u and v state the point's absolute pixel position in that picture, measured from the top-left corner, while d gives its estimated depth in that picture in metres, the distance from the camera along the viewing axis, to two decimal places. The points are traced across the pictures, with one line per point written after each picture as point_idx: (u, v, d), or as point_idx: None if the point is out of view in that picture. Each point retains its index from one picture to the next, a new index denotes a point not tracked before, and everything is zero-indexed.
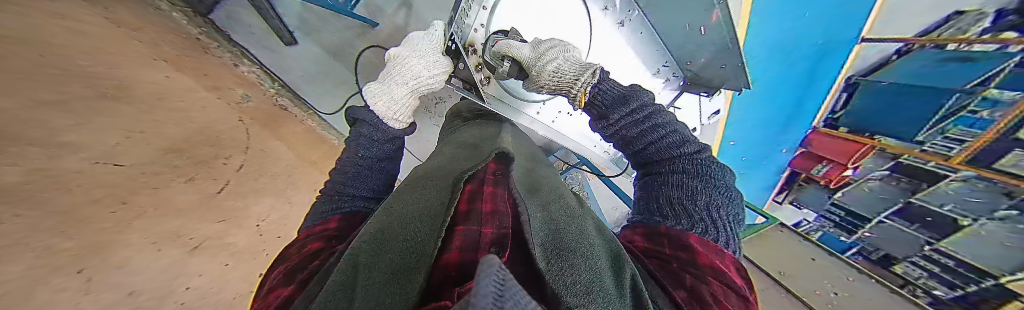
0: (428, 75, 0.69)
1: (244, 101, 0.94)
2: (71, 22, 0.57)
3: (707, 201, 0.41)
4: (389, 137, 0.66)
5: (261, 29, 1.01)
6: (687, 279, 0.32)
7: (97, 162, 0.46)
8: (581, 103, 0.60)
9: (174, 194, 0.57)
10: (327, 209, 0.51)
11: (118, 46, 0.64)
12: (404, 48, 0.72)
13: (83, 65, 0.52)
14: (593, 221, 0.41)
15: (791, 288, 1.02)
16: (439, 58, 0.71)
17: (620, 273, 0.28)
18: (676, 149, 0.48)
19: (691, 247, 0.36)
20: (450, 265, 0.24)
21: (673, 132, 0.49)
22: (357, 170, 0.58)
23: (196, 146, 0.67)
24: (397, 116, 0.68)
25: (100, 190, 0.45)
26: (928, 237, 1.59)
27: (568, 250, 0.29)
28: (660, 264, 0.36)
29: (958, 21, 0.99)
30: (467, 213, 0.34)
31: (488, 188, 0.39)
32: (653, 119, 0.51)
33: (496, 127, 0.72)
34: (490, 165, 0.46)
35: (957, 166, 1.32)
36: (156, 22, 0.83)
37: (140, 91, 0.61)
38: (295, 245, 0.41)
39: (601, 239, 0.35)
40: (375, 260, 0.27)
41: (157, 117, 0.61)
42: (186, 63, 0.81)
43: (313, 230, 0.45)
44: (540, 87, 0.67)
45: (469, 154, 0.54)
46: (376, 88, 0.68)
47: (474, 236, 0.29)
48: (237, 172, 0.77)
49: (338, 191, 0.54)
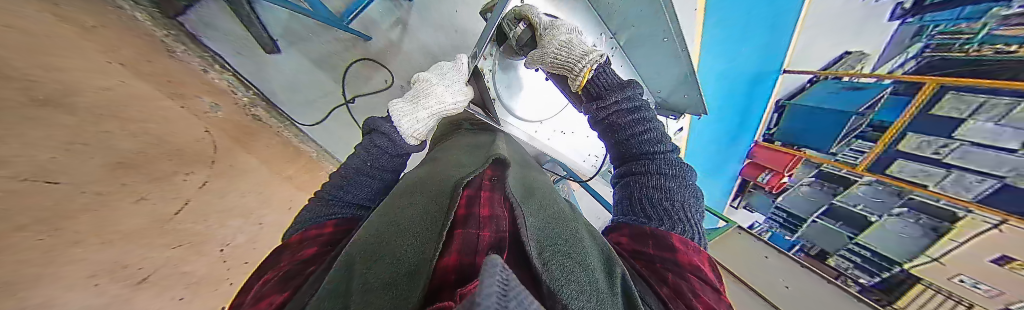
0: (452, 100, 0.70)
1: (213, 111, 0.85)
2: (9, 17, 0.50)
3: (681, 201, 0.42)
4: (398, 153, 0.62)
5: (239, 36, 0.93)
6: (670, 276, 0.32)
7: (26, 180, 0.41)
8: (582, 83, 0.58)
9: (121, 217, 0.52)
10: (320, 214, 0.47)
11: (64, 47, 0.56)
12: (432, 74, 0.72)
13: (16, 67, 0.46)
14: (585, 224, 0.40)
15: (757, 288, 1.15)
16: (464, 87, 0.72)
17: (612, 272, 0.26)
18: (653, 146, 0.48)
19: (673, 248, 0.35)
20: (449, 267, 0.23)
21: (651, 129, 0.50)
22: (358, 177, 0.54)
23: (153, 161, 0.61)
24: (412, 131, 0.65)
25: (22, 216, 0.39)
26: (850, 232, 1.94)
27: (558, 252, 0.27)
28: (645, 265, 0.35)
29: (846, 60, 1.32)
30: (465, 216, 0.33)
31: (485, 192, 0.39)
32: (641, 112, 0.52)
33: (480, 136, 0.68)
34: (487, 170, 0.46)
35: (861, 172, 1.66)
36: (111, 20, 0.74)
37: (86, 99, 0.54)
38: (287, 252, 0.37)
39: (590, 236, 0.34)
40: (370, 265, 0.25)
41: (104, 128, 0.55)
42: (147, 69, 0.73)
43: (309, 233, 0.41)
44: (544, 66, 0.66)
45: (465, 159, 0.53)
46: (402, 107, 0.66)
47: (473, 237, 0.28)
48: (201, 190, 0.69)
49: (333, 196, 0.50)
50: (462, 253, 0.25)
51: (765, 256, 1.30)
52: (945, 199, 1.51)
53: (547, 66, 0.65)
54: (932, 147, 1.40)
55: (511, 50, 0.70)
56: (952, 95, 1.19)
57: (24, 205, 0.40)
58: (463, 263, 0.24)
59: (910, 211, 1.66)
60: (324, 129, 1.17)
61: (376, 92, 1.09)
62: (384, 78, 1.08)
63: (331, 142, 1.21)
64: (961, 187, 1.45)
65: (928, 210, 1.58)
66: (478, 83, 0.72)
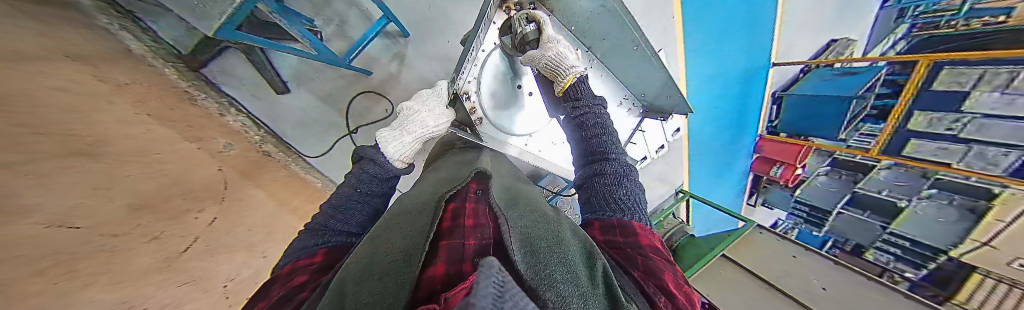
0: (434, 123, 0.73)
1: (226, 150, 0.91)
2: (58, 81, 0.58)
3: (637, 197, 0.45)
4: (388, 176, 0.63)
5: (254, 81, 1.04)
6: (639, 260, 0.32)
7: (49, 226, 0.44)
8: (564, 89, 0.64)
9: (132, 257, 0.54)
10: (310, 244, 0.47)
11: (101, 103, 0.63)
12: (414, 102, 0.76)
13: (55, 124, 0.52)
14: (569, 223, 0.39)
15: (793, 295, 1.01)
16: (445, 110, 0.76)
17: (591, 267, 0.27)
18: (614, 147, 0.52)
19: (636, 234, 0.37)
20: (436, 277, 0.23)
21: (612, 133, 0.55)
22: (349, 204, 0.55)
23: (168, 201, 0.65)
24: (399, 155, 0.66)
25: (44, 261, 0.42)
26: (881, 222, 1.79)
27: (544, 252, 0.28)
28: (617, 252, 0.34)
29: (835, 47, 1.50)
30: (451, 228, 0.34)
31: (470, 204, 0.40)
32: (605, 118, 0.57)
33: (468, 152, 0.71)
34: (472, 184, 0.47)
35: (878, 157, 1.61)
36: (145, 76, 0.84)
37: (114, 148, 0.60)
38: (278, 282, 0.36)
39: (573, 234, 0.35)
40: (361, 282, 0.25)
41: (127, 172, 0.60)
42: (170, 117, 0.80)
43: (298, 263, 0.41)
44: (533, 67, 0.69)
45: (450, 176, 0.55)
46: (388, 134, 0.68)
47: (457, 246, 0.29)
48: (209, 226, 0.72)
49: (323, 225, 0.50)
50: (449, 262, 0.26)
51: (792, 256, 1.21)
52: (976, 176, 1.43)
53: (538, 68, 0.67)
54: (943, 123, 1.39)
55: (514, 49, 0.73)
56: (948, 70, 1.29)
57: (48, 250, 0.43)
58: (450, 272, 0.25)
59: (941, 192, 1.55)
60: (328, 160, 1.21)
61: (377, 121, 1.15)
62: (385, 108, 1.15)
63: (334, 172, 1.24)
64: (985, 162, 1.39)
65: (956, 188, 1.50)
66: (458, 106, 0.76)
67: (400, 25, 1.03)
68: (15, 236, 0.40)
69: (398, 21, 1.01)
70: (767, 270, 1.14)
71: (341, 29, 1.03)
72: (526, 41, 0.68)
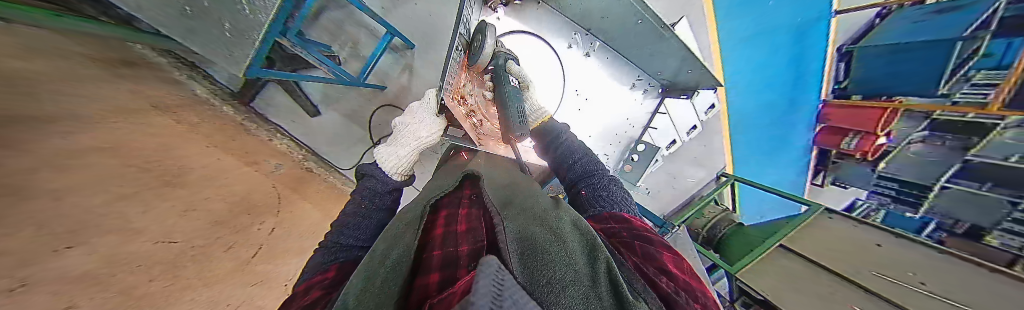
0: (427, 133, 0.74)
1: (276, 170, 1.07)
2: (155, 128, 0.73)
3: (619, 195, 0.57)
4: (388, 189, 0.67)
5: (289, 105, 1.18)
6: (638, 247, 0.36)
7: (158, 241, 0.58)
8: (536, 125, 0.79)
9: (214, 264, 0.69)
10: (324, 261, 0.49)
11: (182, 141, 0.78)
12: (404, 118, 0.78)
13: (155, 160, 0.67)
14: (569, 217, 0.38)
15: (866, 285, 0.86)
16: (432, 119, 0.75)
17: (595, 264, 0.26)
18: (587, 164, 0.65)
19: (630, 222, 0.45)
20: (430, 284, 0.23)
21: (585, 154, 0.69)
22: (357, 219, 0.58)
23: (237, 217, 0.80)
24: (395, 168, 0.70)
25: (153, 271, 0.55)
26: (1011, 197, 1.39)
27: (538, 248, 0.27)
28: (619, 241, 0.39)
29: None
30: (444, 235, 0.35)
31: (463, 210, 0.42)
32: (576, 145, 0.72)
33: (463, 157, 0.71)
34: (466, 189, 0.50)
35: (999, 113, 1.23)
36: (212, 113, 1.00)
37: (195, 176, 0.75)
38: (295, 298, 0.36)
39: (573, 229, 0.34)
40: (363, 290, 0.25)
41: (205, 195, 0.74)
42: (234, 147, 0.96)
43: (312, 280, 0.41)
44: (506, 84, 0.67)
45: (442, 182, 0.57)
46: (386, 151, 0.72)
47: (450, 254, 0.30)
48: (270, 234, 0.90)
49: (335, 242, 0.53)
50: (445, 269, 0.26)
51: (877, 244, 0.99)
52: None
53: (512, 87, 0.67)
54: None
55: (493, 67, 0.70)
56: None
57: (147, 263, 0.55)
58: (444, 277, 0.24)
59: None
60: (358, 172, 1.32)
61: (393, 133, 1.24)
62: None
63: None
64: None
65: None
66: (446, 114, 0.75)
67: (405, 38, 1.07)
68: (135, 251, 0.54)
69: (401, 35, 1.05)
70: (848, 263, 0.95)
71: (355, 51, 1.12)
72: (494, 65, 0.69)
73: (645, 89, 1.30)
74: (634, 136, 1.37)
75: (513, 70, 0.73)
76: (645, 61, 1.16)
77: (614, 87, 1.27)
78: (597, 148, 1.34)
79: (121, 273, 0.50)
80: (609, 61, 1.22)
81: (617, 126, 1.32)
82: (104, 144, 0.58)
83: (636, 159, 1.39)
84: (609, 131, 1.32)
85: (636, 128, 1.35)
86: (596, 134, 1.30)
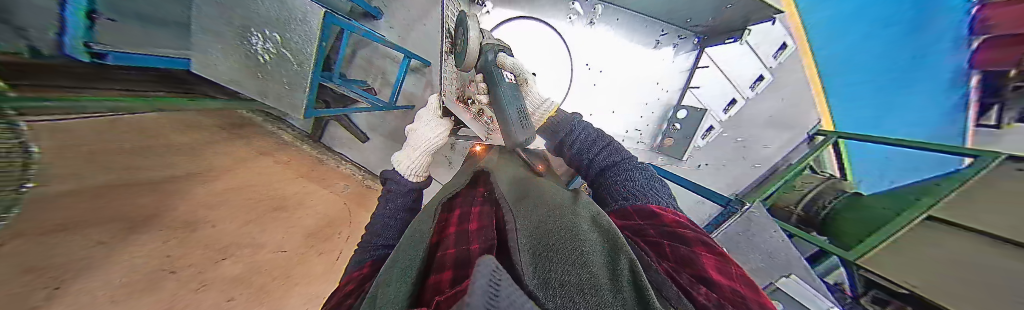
0: (434, 135, 0.81)
1: (344, 189, 1.29)
2: (260, 168, 0.97)
3: (652, 185, 0.52)
4: (408, 190, 0.73)
5: (348, 138, 1.44)
6: (671, 249, 0.32)
7: (272, 251, 0.78)
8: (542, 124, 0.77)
9: (310, 267, 0.89)
10: (360, 259, 0.56)
11: (277, 175, 1.02)
12: (417, 123, 0.84)
13: (262, 191, 0.89)
14: (587, 213, 0.36)
15: None
16: (439, 121, 0.83)
17: (615, 266, 0.23)
18: (614, 156, 0.61)
19: (660, 217, 0.39)
20: (442, 283, 0.23)
21: (610, 146, 0.64)
22: (388, 220, 0.66)
23: (322, 229, 1.02)
24: (411, 171, 0.75)
25: (274, 274, 0.75)
26: None
27: (548, 249, 0.26)
28: (647, 243, 0.35)
29: None
30: (456, 234, 0.36)
31: (476, 208, 0.44)
32: (601, 138, 0.66)
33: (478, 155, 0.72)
34: (480, 190, 0.53)
35: None
36: (296, 151, 1.28)
37: (290, 200, 0.97)
38: (338, 291, 0.44)
39: (592, 228, 0.31)
40: (382, 289, 0.26)
41: (298, 214, 0.96)
42: (312, 175, 1.21)
43: (352, 275, 0.49)
44: (498, 79, 0.68)
45: (453, 181, 0.59)
46: (401, 155, 0.79)
47: (462, 252, 0.30)
48: (347, 242, 1.11)
49: (371, 242, 0.59)
50: (457, 267, 0.26)
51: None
52: None
53: (507, 80, 0.69)
54: None
55: (484, 64, 0.72)
56: None
57: (270, 268, 0.74)
58: (456, 275, 0.25)
59: None
60: None
61: None
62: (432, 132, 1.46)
63: None
64: None
65: None
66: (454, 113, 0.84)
67: (421, 58, 1.17)
68: (262, 259, 0.73)
69: (417, 56, 1.13)
70: None
71: (384, 79, 1.27)
72: (488, 63, 0.70)
73: (675, 43, 1.22)
74: (671, 103, 1.25)
75: (506, 62, 0.71)
76: (668, 14, 1.08)
77: (631, 50, 1.21)
78: (630, 121, 1.26)
79: (256, 275, 0.69)
80: (621, 21, 1.19)
81: (646, 93, 1.24)
82: (231, 185, 0.81)
83: (679, 128, 1.23)
84: (640, 100, 1.24)
85: (672, 92, 1.24)
86: (621, 108, 1.25)
